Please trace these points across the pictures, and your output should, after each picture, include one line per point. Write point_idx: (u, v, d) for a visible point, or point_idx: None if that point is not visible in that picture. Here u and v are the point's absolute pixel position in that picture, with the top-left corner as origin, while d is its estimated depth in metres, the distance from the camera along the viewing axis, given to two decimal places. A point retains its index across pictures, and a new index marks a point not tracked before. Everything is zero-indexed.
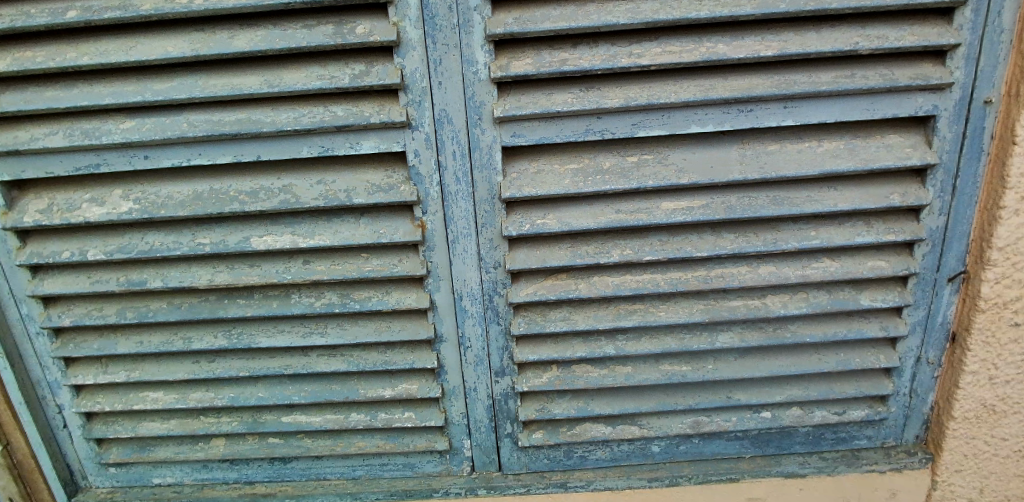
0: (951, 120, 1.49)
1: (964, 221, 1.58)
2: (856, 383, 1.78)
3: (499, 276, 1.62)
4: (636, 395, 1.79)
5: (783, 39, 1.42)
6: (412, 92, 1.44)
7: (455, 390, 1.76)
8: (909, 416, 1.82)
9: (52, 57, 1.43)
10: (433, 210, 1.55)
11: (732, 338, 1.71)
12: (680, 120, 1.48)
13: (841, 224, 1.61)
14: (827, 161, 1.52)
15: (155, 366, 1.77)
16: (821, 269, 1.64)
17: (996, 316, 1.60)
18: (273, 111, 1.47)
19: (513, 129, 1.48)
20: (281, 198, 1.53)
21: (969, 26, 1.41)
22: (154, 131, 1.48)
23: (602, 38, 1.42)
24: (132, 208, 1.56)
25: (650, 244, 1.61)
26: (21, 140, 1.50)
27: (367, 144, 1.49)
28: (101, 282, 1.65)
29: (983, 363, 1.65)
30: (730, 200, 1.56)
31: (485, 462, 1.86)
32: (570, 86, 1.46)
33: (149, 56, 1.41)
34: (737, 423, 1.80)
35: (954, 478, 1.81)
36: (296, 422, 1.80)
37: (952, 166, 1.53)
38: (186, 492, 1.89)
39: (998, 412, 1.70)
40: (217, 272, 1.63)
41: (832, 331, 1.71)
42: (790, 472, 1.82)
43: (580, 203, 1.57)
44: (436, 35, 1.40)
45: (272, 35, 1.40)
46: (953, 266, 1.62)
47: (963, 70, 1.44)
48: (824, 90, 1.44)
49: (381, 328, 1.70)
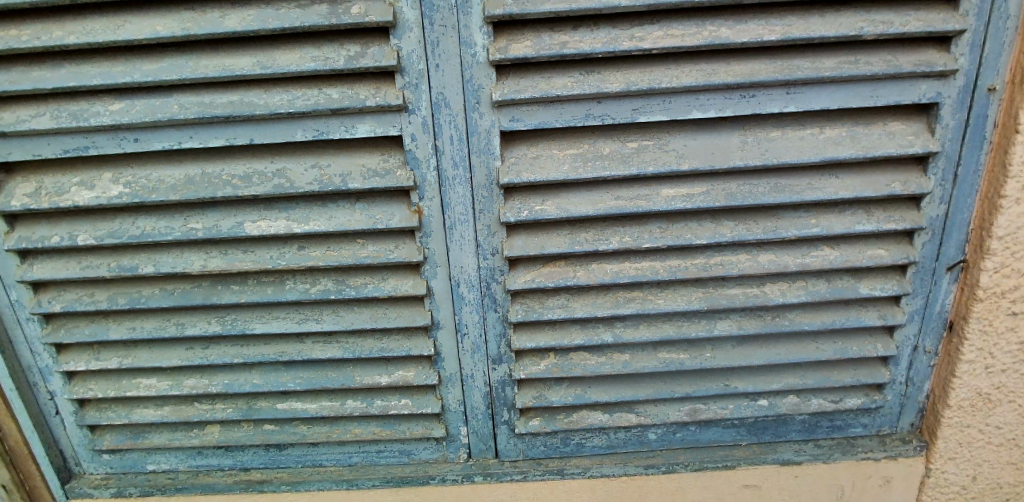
0: (954, 108, 1.47)
1: (965, 210, 1.57)
2: (853, 371, 1.78)
3: (497, 263, 1.61)
4: (633, 382, 1.79)
5: (786, 23, 1.40)
6: (409, 75, 1.42)
7: (451, 377, 1.75)
8: (905, 405, 1.82)
9: (37, 36, 1.39)
10: (429, 196, 1.53)
11: (730, 326, 1.70)
12: (682, 105, 1.46)
13: (842, 212, 1.59)
14: (829, 148, 1.50)
15: (147, 353, 1.75)
16: (821, 257, 1.63)
17: (994, 305, 1.59)
18: (267, 93, 1.44)
19: (512, 113, 1.45)
20: (275, 183, 1.51)
21: (975, 12, 1.39)
22: (144, 113, 1.44)
23: (603, 21, 1.40)
24: (122, 192, 1.53)
25: (649, 232, 1.59)
26: (7, 122, 1.47)
27: (362, 128, 1.46)
28: (92, 268, 1.62)
29: (980, 352, 1.65)
30: (731, 187, 1.54)
31: (482, 450, 1.85)
32: (570, 69, 1.43)
33: (139, 36, 1.38)
34: (734, 411, 1.80)
35: (948, 466, 1.81)
36: (291, 409, 1.78)
37: (954, 154, 1.51)
38: (181, 478, 1.88)
39: (993, 401, 1.70)
40: (210, 257, 1.61)
41: (831, 319, 1.71)
42: (786, 460, 1.83)
43: (579, 189, 1.55)
44: (434, 15, 1.37)
45: (264, 14, 1.37)
46: (952, 255, 1.62)
47: (966, 56, 1.42)
48: (826, 76, 1.42)
49: (377, 314, 1.68)
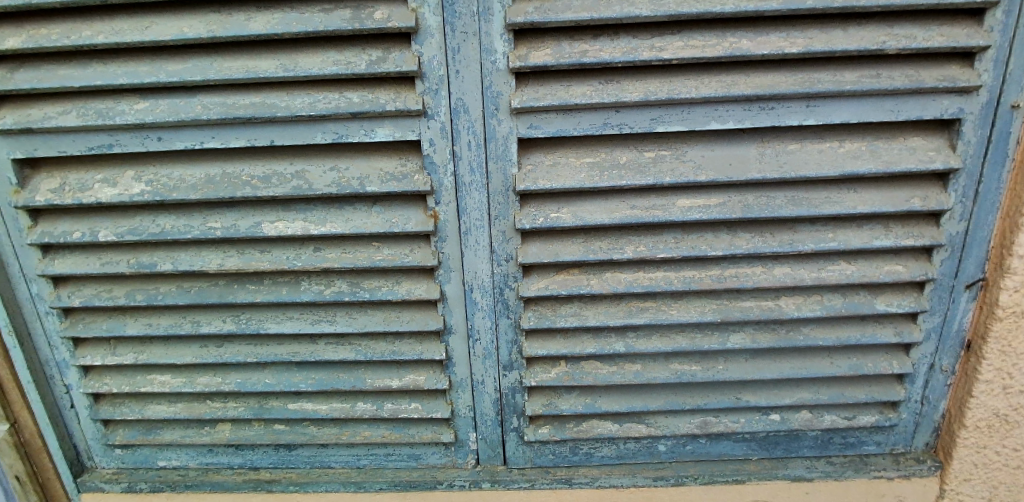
0: (976, 124, 1.46)
1: (985, 228, 1.55)
2: (868, 388, 1.76)
3: (511, 269, 1.61)
4: (644, 392, 1.78)
5: (808, 36, 1.40)
6: (430, 80, 1.43)
7: (462, 382, 1.75)
8: (920, 423, 1.79)
9: (67, 35, 1.42)
10: (446, 200, 1.54)
11: (743, 339, 1.69)
12: (700, 116, 1.45)
13: (860, 227, 1.58)
14: (848, 162, 1.49)
15: (162, 349, 1.77)
16: (837, 272, 1.61)
17: (1013, 325, 1.57)
18: (288, 96, 1.45)
19: (530, 121, 1.46)
20: (294, 184, 1.52)
21: (1000, 29, 1.37)
22: (168, 113, 1.47)
23: (623, 30, 1.40)
24: (144, 190, 1.55)
25: (664, 242, 1.59)
26: (34, 118, 1.49)
27: (381, 132, 1.48)
28: (110, 264, 1.64)
29: (999, 372, 1.62)
30: (748, 199, 1.54)
31: (490, 456, 1.85)
32: (589, 78, 1.44)
33: (166, 37, 1.40)
34: (745, 424, 1.78)
35: (963, 487, 1.78)
36: (302, 409, 1.79)
37: (975, 171, 1.50)
38: (191, 475, 1.89)
39: (1011, 422, 1.67)
40: (228, 256, 1.62)
41: (847, 335, 1.69)
42: (797, 476, 1.81)
43: (595, 198, 1.55)
44: (455, 22, 1.38)
45: (288, 18, 1.39)
46: (971, 273, 1.60)
47: (990, 72, 1.41)
48: (847, 90, 1.42)
49: (390, 317, 1.69)
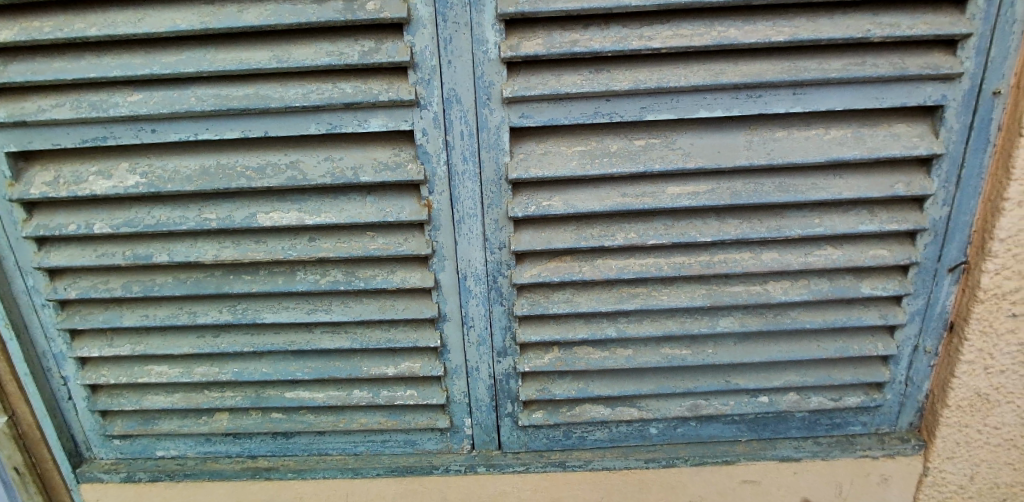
0: (959, 111, 1.49)
1: (967, 212, 1.59)
2: (853, 370, 1.80)
3: (504, 257, 1.63)
4: (636, 377, 1.81)
5: (795, 24, 1.42)
6: (422, 70, 1.44)
7: (457, 369, 1.78)
8: (904, 404, 1.84)
9: (59, 27, 1.42)
10: (439, 190, 1.55)
11: (732, 323, 1.72)
12: (689, 104, 1.48)
13: (845, 212, 1.61)
14: (834, 149, 1.52)
15: (159, 340, 1.78)
16: (824, 256, 1.65)
17: (994, 307, 1.61)
18: (282, 87, 1.46)
19: (522, 110, 1.48)
20: (288, 175, 1.54)
21: (982, 17, 1.40)
22: (162, 104, 1.47)
23: (614, 20, 1.42)
24: (138, 182, 1.56)
25: (655, 229, 1.61)
26: (27, 111, 1.50)
27: (374, 122, 1.49)
28: (106, 256, 1.65)
29: (980, 353, 1.66)
30: (736, 186, 1.57)
31: (486, 441, 1.88)
32: (580, 67, 1.45)
33: (158, 29, 1.41)
34: (735, 407, 1.82)
35: (946, 465, 1.83)
36: (299, 398, 1.81)
37: (957, 157, 1.53)
38: (190, 464, 1.91)
39: (991, 401, 1.72)
40: (223, 247, 1.64)
41: (833, 318, 1.73)
42: (785, 456, 1.85)
43: (586, 186, 1.57)
44: (447, 12, 1.39)
45: (281, 9, 1.39)
46: (954, 256, 1.64)
47: (972, 60, 1.44)
48: (833, 78, 1.44)
49: (385, 306, 1.71)
